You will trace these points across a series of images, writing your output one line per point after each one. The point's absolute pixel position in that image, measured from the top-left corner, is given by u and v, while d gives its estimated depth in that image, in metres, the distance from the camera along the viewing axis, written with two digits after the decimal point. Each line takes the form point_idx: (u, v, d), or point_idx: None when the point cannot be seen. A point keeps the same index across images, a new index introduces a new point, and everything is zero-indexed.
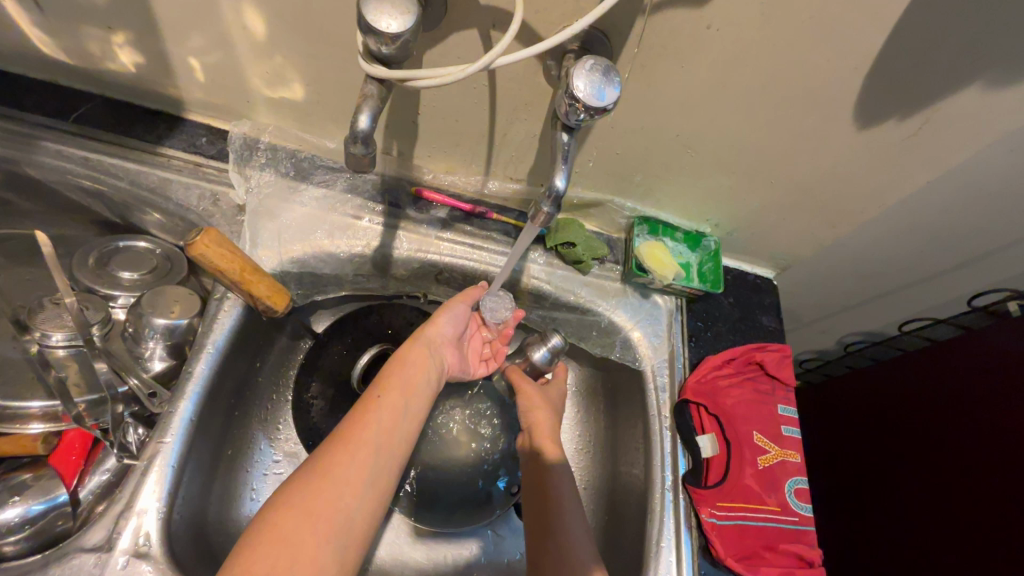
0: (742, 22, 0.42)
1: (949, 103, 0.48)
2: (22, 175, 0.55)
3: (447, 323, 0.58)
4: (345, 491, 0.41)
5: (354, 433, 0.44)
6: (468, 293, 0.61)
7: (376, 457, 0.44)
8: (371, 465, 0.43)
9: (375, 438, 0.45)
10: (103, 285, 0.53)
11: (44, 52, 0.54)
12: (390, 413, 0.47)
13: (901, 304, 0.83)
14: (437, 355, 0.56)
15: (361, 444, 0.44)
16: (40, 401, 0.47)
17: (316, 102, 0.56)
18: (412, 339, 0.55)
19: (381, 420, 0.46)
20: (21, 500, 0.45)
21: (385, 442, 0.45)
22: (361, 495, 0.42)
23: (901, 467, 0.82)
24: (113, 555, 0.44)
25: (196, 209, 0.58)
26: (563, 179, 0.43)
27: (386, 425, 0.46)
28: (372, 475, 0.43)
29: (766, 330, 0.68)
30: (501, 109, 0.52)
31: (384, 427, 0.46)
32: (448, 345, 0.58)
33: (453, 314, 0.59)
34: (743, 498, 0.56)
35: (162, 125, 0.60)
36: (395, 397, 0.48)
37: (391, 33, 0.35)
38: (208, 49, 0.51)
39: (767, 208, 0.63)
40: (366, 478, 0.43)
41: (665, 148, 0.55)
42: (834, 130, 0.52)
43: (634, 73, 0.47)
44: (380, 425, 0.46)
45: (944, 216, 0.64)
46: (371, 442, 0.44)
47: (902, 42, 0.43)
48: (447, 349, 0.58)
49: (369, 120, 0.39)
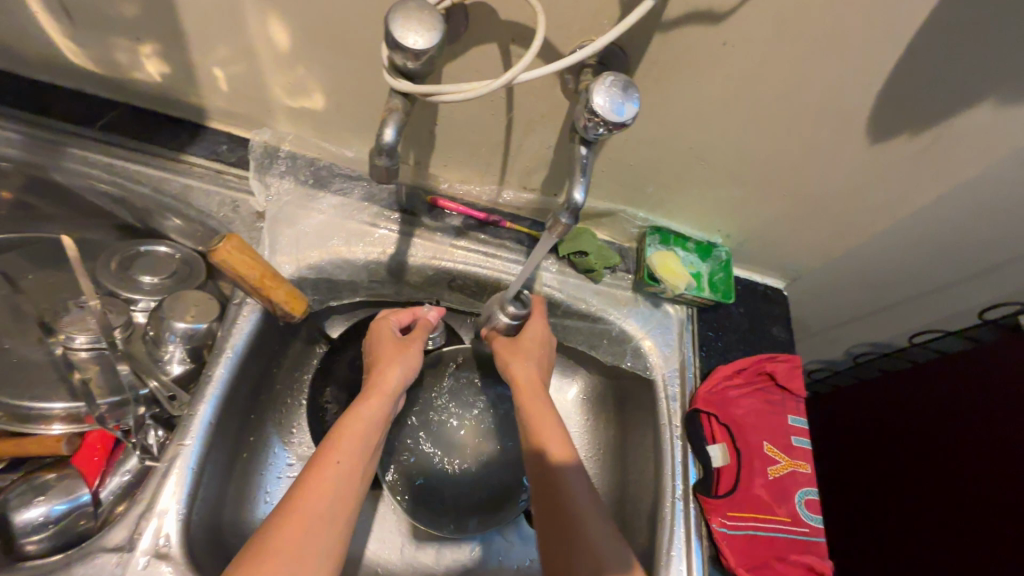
0: (757, 39, 0.43)
1: (961, 119, 0.48)
2: (47, 181, 0.56)
3: (406, 376, 0.55)
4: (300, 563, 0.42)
5: (309, 497, 0.44)
6: (415, 342, 0.58)
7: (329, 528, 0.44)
8: (325, 532, 0.44)
9: (331, 508, 0.45)
10: (125, 288, 0.55)
11: (73, 62, 0.55)
12: (345, 474, 0.47)
13: (911, 316, 0.83)
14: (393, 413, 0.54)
15: (317, 515, 0.44)
16: (63, 402, 0.49)
17: (335, 112, 0.57)
18: (365, 395, 0.52)
19: (338, 488, 0.46)
20: (44, 499, 0.46)
21: (340, 508, 0.46)
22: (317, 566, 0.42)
23: (909, 478, 0.82)
24: (134, 555, 0.45)
25: (217, 215, 0.59)
26: (581, 192, 0.43)
27: (344, 490, 0.46)
28: (325, 548, 0.43)
29: (776, 341, 0.69)
30: (518, 121, 0.53)
31: (343, 487, 0.46)
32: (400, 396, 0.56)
33: (411, 367, 0.56)
34: (753, 508, 0.56)
35: (184, 133, 0.61)
36: (353, 454, 0.48)
37: (417, 50, 0.36)
38: (232, 59, 0.52)
39: (778, 219, 0.63)
40: (321, 544, 0.43)
41: (679, 160, 0.56)
42: (847, 144, 0.52)
43: (650, 87, 0.48)
44: (338, 488, 0.46)
45: (956, 230, 0.64)
46: (324, 510, 0.45)
47: (915, 61, 0.44)
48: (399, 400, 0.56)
49: (394, 134, 0.40)
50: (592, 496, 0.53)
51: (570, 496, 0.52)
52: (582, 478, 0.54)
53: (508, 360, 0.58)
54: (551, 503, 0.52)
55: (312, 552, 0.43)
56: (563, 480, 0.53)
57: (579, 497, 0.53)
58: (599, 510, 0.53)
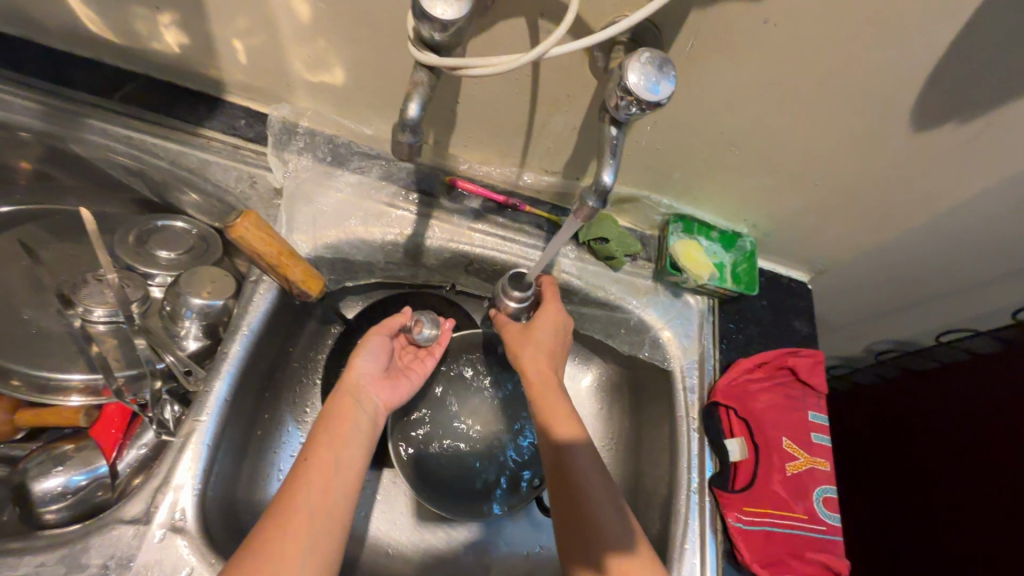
0: (802, 17, 0.41)
1: (1013, 108, 0.46)
2: (67, 152, 0.56)
3: (365, 363, 0.57)
4: (287, 549, 0.42)
5: (294, 492, 0.46)
6: (388, 324, 0.60)
7: (313, 526, 0.45)
8: (310, 531, 0.44)
9: (310, 507, 0.45)
10: (142, 263, 0.54)
11: (91, 30, 0.54)
12: (319, 465, 0.48)
13: (941, 314, 0.81)
14: (368, 402, 0.56)
15: (295, 515, 0.44)
16: (81, 372, 0.49)
17: (356, 87, 0.55)
18: (335, 392, 0.55)
19: (312, 482, 0.47)
20: (63, 470, 0.47)
21: (320, 504, 0.46)
22: (303, 553, 0.43)
23: (932, 478, 0.80)
24: (150, 527, 0.45)
25: (234, 190, 0.58)
26: (610, 174, 0.42)
27: (318, 482, 0.47)
28: (311, 542, 0.44)
29: (798, 335, 0.67)
30: (542, 100, 0.51)
31: (317, 485, 0.47)
32: (375, 383, 0.58)
33: (368, 351, 0.58)
34: (770, 503, 0.55)
35: (202, 106, 0.60)
36: (325, 454, 0.49)
37: (445, 20, 0.34)
38: (252, 31, 0.51)
39: (807, 210, 0.61)
40: (309, 528, 0.44)
41: (709, 145, 0.54)
42: (888, 133, 0.50)
43: (684, 67, 0.46)
44: (311, 480, 0.47)
45: (995, 226, 0.61)
46: (309, 497, 0.46)
47: (969, 45, 0.41)
48: (375, 387, 0.57)
49: (418, 108, 0.39)
50: (599, 471, 0.54)
51: (574, 479, 0.52)
52: (588, 456, 0.54)
53: (518, 351, 0.58)
54: (562, 486, 0.52)
55: (300, 538, 0.44)
56: (572, 460, 0.53)
57: (591, 482, 0.52)
58: (607, 493, 0.52)
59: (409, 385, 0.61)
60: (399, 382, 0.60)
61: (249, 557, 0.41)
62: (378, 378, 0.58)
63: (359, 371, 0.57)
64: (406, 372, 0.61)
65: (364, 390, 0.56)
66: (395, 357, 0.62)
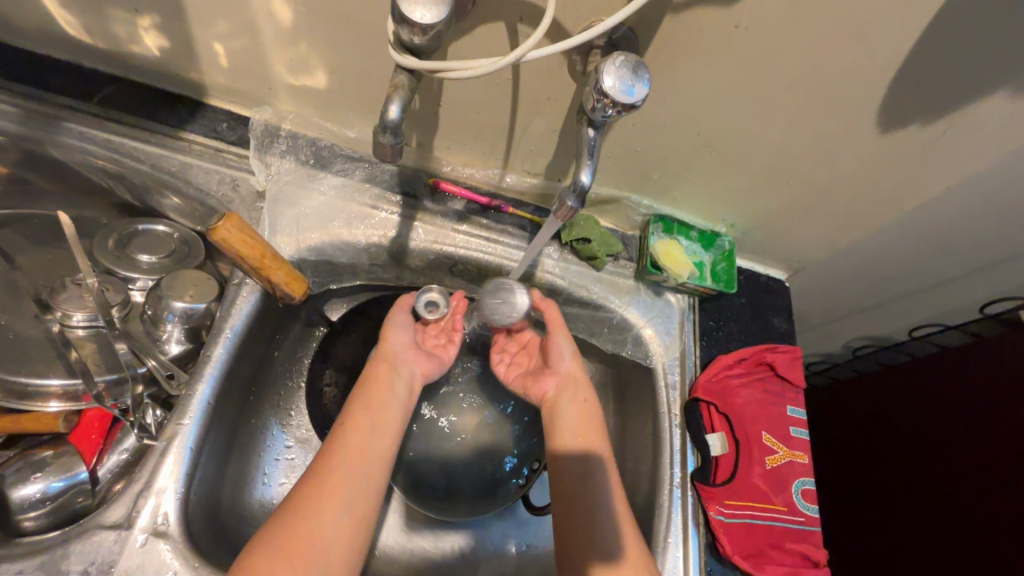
0: (771, 23, 0.42)
1: (974, 108, 0.48)
2: (44, 156, 0.56)
3: (398, 334, 0.60)
4: (319, 516, 0.45)
5: (337, 458, 0.49)
6: (404, 300, 0.63)
7: (331, 513, 0.46)
8: (343, 492, 0.47)
9: (345, 469, 0.49)
10: (123, 267, 0.54)
11: (67, 32, 0.54)
12: (360, 429, 0.52)
13: (915, 310, 0.83)
14: (404, 369, 0.58)
15: (330, 477, 0.48)
16: (59, 379, 0.48)
17: (339, 90, 0.56)
18: (374, 361, 0.58)
19: (349, 447, 0.50)
20: (42, 476, 0.46)
21: (353, 468, 0.49)
22: (335, 519, 0.46)
23: (909, 471, 0.83)
24: (132, 532, 0.45)
25: (216, 194, 0.59)
26: (588, 175, 0.43)
27: (355, 448, 0.50)
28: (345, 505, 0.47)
29: (776, 331, 0.69)
30: (522, 103, 0.52)
31: (353, 451, 0.50)
32: (412, 353, 0.60)
33: (398, 324, 0.61)
34: (750, 496, 0.57)
35: (183, 109, 0.60)
36: (363, 418, 0.52)
37: (424, 24, 0.35)
38: (233, 34, 0.51)
39: (782, 209, 0.63)
40: (342, 492, 0.47)
41: (687, 146, 0.55)
42: (856, 134, 0.52)
43: (659, 71, 0.47)
44: (348, 446, 0.50)
45: (960, 224, 0.64)
46: (345, 462, 0.49)
47: (929, 49, 0.43)
48: (410, 356, 0.60)
49: (399, 110, 0.40)
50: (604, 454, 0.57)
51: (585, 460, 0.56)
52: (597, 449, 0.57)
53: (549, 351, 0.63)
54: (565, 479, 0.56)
55: (334, 501, 0.47)
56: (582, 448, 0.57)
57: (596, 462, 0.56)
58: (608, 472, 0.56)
59: (440, 360, 0.63)
60: (433, 356, 0.63)
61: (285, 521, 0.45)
62: (411, 348, 0.60)
63: (393, 343, 0.60)
64: (435, 351, 0.64)
65: (402, 357, 0.59)
66: (423, 337, 0.64)
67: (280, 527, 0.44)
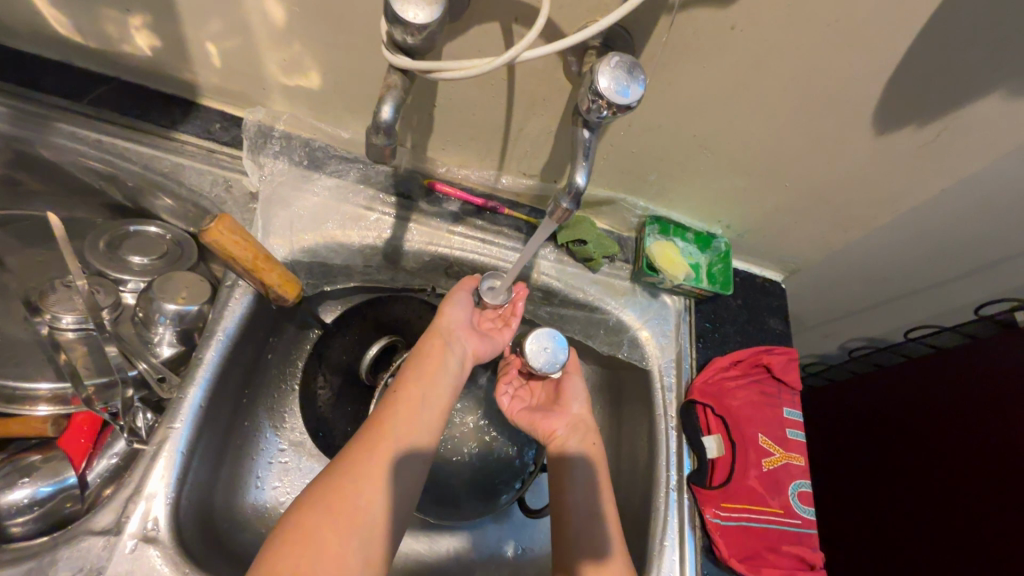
0: (766, 24, 0.42)
1: (968, 110, 0.48)
2: (33, 156, 0.55)
3: (458, 311, 0.58)
4: (369, 481, 0.46)
5: (390, 425, 0.50)
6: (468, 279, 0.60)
7: (369, 493, 0.45)
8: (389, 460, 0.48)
9: (395, 439, 0.49)
10: (114, 269, 0.53)
11: (57, 31, 0.53)
12: (411, 399, 0.52)
13: (910, 311, 0.83)
14: (457, 347, 0.58)
15: (379, 445, 0.48)
16: (49, 382, 0.47)
17: (333, 91, 0.55)
18: (427, 335, 0.57)
19: (399, 415, 0.51)
20: (30, 481, 0.45)
21: (403, 436, 0.50)
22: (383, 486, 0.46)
23: (904, 472, 0.83)
24: (122, 538, 0.44)
25: (208, 194, 0.58)
26: (583, 176, 0.42)
27: (405, 419, 0.51)
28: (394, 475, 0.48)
29: (772, 333, 0.69)
30: (517, 104, 0.52)
31: (404, 420, 0.50)
32: (466, 331, 0.59)
33: (459, 302, 0.58)
34: (747, 498, 0.56)
35: (175, 110, 0.59)
36: (414, 389, 0.53)
37: (418, 24, 0.35)
38: (225, 34, 0.51)
39: (778, 211, 0.63)
40: (391, 459, 0.48)
41: (683, 147, 0.55)
42: (851, 136, 0.52)
43: (655, 72, 0.47)
44: (400, 416, 0.51)
45: (955, 225, 0.64)
46: (397, 430, 0.50)
47: (924, 51, 0.43)
48: (465, 336, 0.59)
49: (392, 111, 0.39)
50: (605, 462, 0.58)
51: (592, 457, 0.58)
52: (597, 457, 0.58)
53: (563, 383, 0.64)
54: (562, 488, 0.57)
55: (383, 469, 0.47)
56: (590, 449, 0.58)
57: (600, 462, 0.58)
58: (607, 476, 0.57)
59: (495, 342, 0.62)
60: (487, 339, 0.61)
61: (335, 480, 0.45)
62: (468, 329, 0.59)
63: (451, 321, 0.58)
64: (488, 333, 0.62)
65: (457, 338, 0.58)
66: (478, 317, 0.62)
67: (327, 486, 0.45)
